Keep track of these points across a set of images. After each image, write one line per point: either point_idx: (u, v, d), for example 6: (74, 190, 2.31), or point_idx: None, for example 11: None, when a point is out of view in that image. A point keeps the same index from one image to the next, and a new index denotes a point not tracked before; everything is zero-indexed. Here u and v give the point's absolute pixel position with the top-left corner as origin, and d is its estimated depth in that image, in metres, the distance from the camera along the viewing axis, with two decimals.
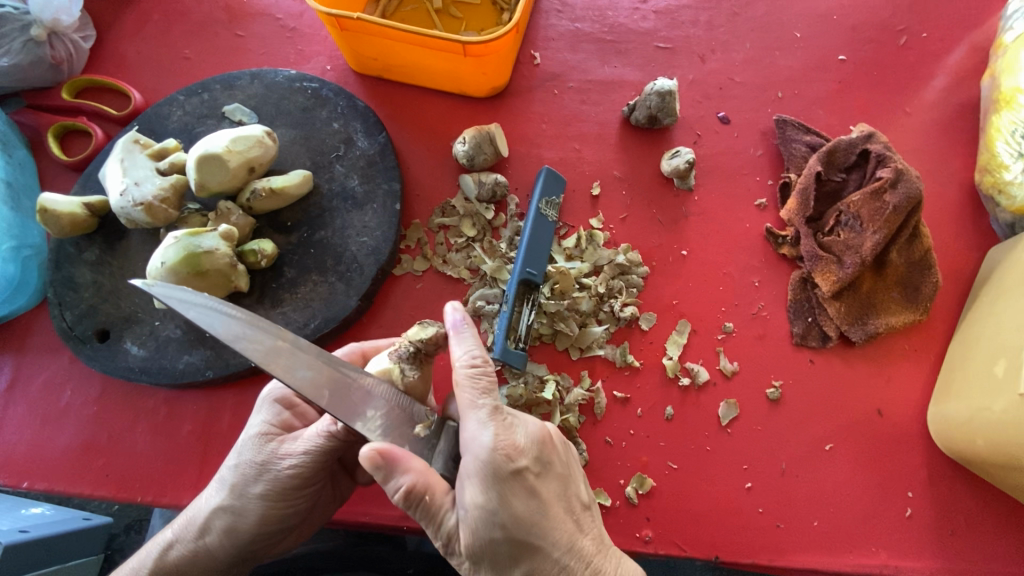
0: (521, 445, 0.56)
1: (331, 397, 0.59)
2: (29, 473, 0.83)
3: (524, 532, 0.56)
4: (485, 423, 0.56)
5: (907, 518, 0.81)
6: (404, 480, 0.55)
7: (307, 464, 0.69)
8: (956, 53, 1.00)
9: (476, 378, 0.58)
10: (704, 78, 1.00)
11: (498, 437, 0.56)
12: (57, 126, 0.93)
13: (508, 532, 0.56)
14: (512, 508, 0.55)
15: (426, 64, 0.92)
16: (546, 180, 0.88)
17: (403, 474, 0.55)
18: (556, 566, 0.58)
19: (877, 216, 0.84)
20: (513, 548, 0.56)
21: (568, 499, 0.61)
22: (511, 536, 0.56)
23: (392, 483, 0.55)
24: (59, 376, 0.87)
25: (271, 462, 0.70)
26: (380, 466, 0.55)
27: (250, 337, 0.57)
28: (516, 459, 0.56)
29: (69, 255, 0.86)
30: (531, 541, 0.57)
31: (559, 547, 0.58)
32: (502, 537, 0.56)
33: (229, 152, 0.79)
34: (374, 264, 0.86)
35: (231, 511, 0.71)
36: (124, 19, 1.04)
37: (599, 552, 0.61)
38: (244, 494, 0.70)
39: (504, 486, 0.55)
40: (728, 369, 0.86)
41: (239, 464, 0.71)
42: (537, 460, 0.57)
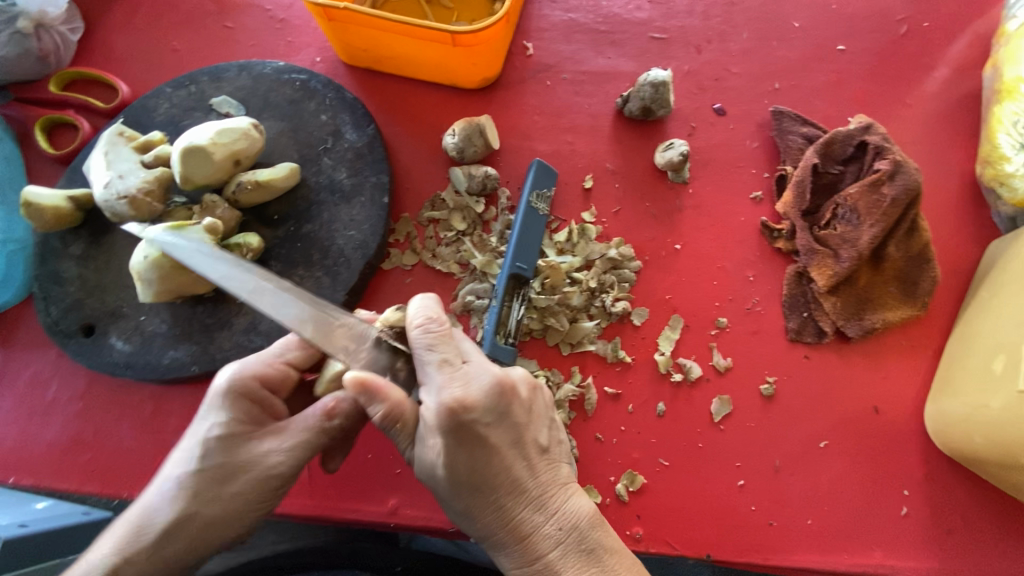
0: (470, 401, 0.57)
1: (315, 331, 0.62)
2: (16, 468, 0.83)
3: (466, 477, 0.59)
4: (437, 376, 0.58)
5: (903, 517, 0.79)
6: (381, 408, 0.58)
7: (299, 459, 0.66)
8: (958, 42, 0.98)
9: (420, 339, 0.60)
10: (700, 69, 0.98)
11: (447, 389, 0.57)
12: (44, 118, 0.93)
13: (451, 472, 0.59)
14: (455, 453, 0.58)
15: (415, 55, 0.91)
16: (537, 173, 0.87)
17: (381, 402, 0.58)
18: (496, 505, 0.61)
19: (873, 209, 0.83)
20: (458, 485, 0.60)
21: (522, 446, 0.63)
22: (454, 477, 0.59)
23: (372, 407, 0.59)
24: (46, 370, 0.86)
25: (256, 460, 0.64)
26: (362, 393, 0.58)
27: (234, 277, 0.66)
28: (464, 412, 0.57)
29: (55, 249, 0.85)
30: (472, 483, 0.60)
31: (501, 489, 0.61)
32: (446, 478, 0.59)
33: (215, 144, 0.78)
34: (362, 258, 0.84)
35: (206, 519, 0.63)
36: (112, 10, 1.03)
37: (544, 492, 0.64)
38: (215, 498, 0.63)
39: (455, 434, 0.57)
40: (721, 364, 0.84)
41: (205, 467, 0.63)
42: (488, 412, 0.59)
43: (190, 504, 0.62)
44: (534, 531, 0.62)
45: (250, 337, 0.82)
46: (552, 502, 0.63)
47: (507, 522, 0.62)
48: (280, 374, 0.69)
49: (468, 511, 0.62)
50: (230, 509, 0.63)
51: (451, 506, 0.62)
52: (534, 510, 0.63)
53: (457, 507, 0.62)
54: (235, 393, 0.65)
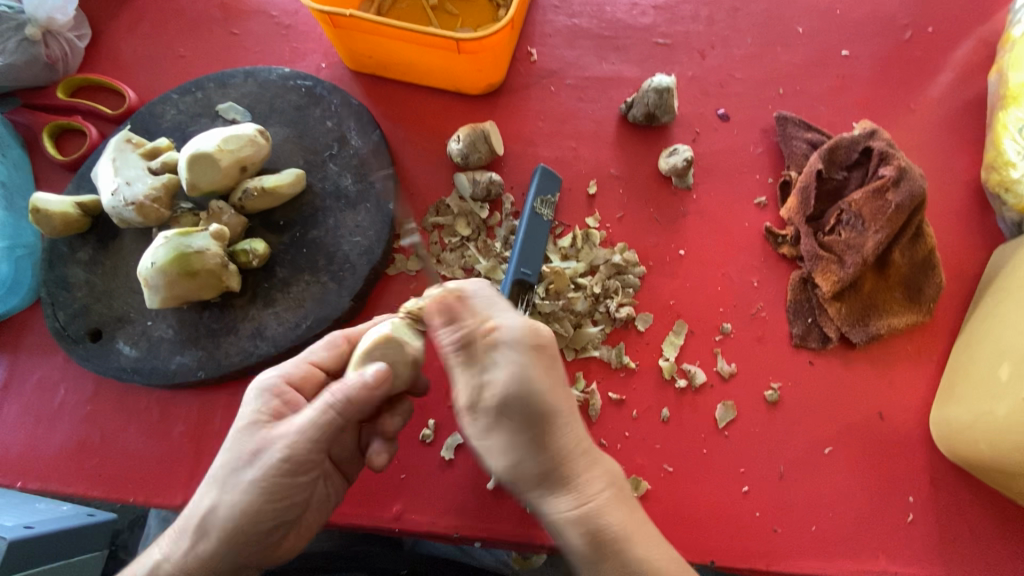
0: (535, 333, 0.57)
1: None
2: (24, 472, 0.83)
3: (541, 401, 0.54)
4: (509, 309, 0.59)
5: (909, 524, 0.79)
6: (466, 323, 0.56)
7: (306, 450, 0.61)
8: (962, 48, 0.98)
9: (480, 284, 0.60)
10: (704, 74, 0.98)
11: (513, 321, 0.56)
12: (52, 124, 0.93)
13: (528, 394, 0.54)
14: (529, 376, 0.54)
15: (420, 61, 0.91)
16: (542, 179, 0.87)
17: (468, 316, 0.57)
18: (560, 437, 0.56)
19: (878, 215, 0.83)
20: (530, 409, 0.54)
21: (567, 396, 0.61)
22: (533, 394, 0.54)
23: (448, 327, 0.57)
24: (53, 375, 0.87)
25: (266, 451, 0.61)
26: (448, 304, 0.57)
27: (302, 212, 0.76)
28: (538, 339, 0.57)
29: (63, 254, 0.86)
30: (542, 410, 0.54)
31: (565, 422, 0.57)
32: (524, 394, 0.54)
33: (221, 151, 0.79)
34: (367, 264, 0.85)
35: (222, 516, 0.61)
36: (119, 17, 1.04)
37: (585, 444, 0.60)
38: (235, 488, 0.61)
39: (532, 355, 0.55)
40: (725, 370, 0.84)
41: (228, 457, 0.62)
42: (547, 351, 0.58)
43: (214, 493, 0.62)
44: (586, 469, 0.57)
45: (256, 343, 0.82)
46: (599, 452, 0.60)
47: (568, 459, 0.56)
48: (303, 373, 0.67)
49: (535, 444, 0.55)
50: (242, 506, 0.61)
51: (514, 438, 0.54)
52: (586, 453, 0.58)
53: (525, 437, 0.55)
54: (260, 392, 0.65)
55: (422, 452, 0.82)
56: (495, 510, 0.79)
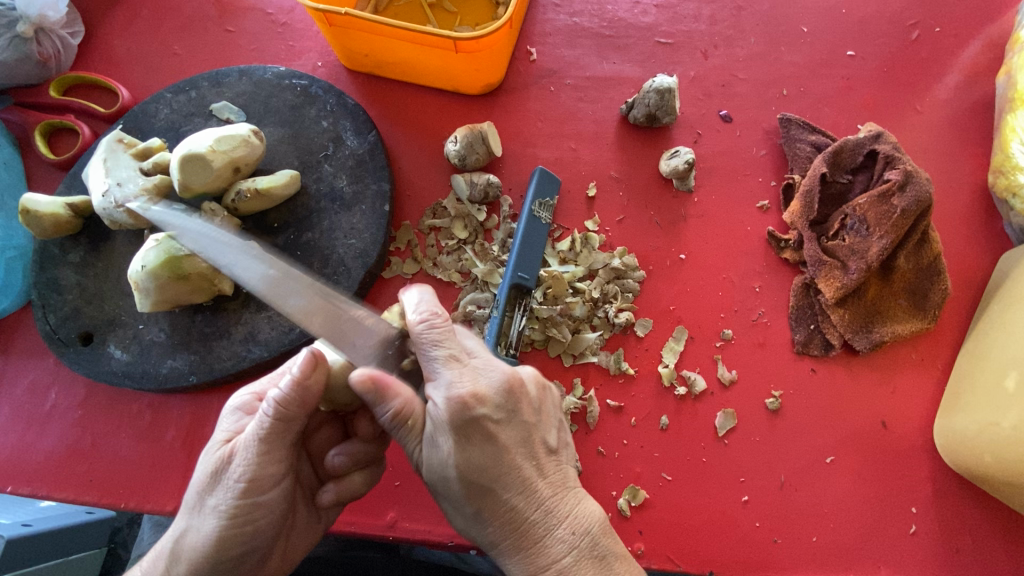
0: (480, 394, 0.56)
1: (323, 324, 0.62)
2: (14, 477, 0.82)
3: (478, 474, 0.57)
4: (441, 371, 0.57)
5: (911, 536, 0.78)
6: (390, 407, 0.56)
7: (259, 464, 0.59)
8: (970, 49, 0.96)
9: (428, 332, 0.57)
10: (706, 74, 0.96)
11: (457, 384, 0.56)
12: (44, 123, 0.92)
13: (461, 470, 0.56)
14: (467, 450, 0.56)
15: (418, 60, 0.89)
16: (540, 181, 0.86)
17: (392, 400, 0.56)
18: (505, 506, 0.58)
19: (883, 220, 0.81)
20: (471, 485, 0.57)
21: (530, 445, 0.60)
22: (464, 472, 0.56)
23: (382, 405, 0.56)
24: (45, 379, 0.86)
25: (222, 470, 0.60)
26: (370, 390, 0.55)
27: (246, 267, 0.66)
28: (474, 406, 0.56)
29: (54, 256, 0.85)
30: (485, 481, 0.57)
31: (509, 488, 0.58)
32: (455, 476, 0.56)
33: (213, 152, 0.77)
34: (362, 267, 0.83)
35: (192, 543, 0.60)
36: (113, 14, 1.02)
37: (556, 496, 0.60)
38: (203, 511, 0.60)
39: (461, 431, 0.55)
40: (726, 377, 0.83)
41: (198, 478, 0.61)
42: (497, 409, 0.57)
43: (185, 519, 0.61)
44: (544, 533, 0.59)
45: (248, 348, 0.81)
46: (562, 507, 0.60)
47: (517, 525, 0.58)
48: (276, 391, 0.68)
49: (479, 515, 0.58)
50: (207, 530, 0.60)
51: (459, 509, 0.59)
52: (545, 513, 0.59)
53: (466, 510, 0.58)
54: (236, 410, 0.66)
55: None
56: None
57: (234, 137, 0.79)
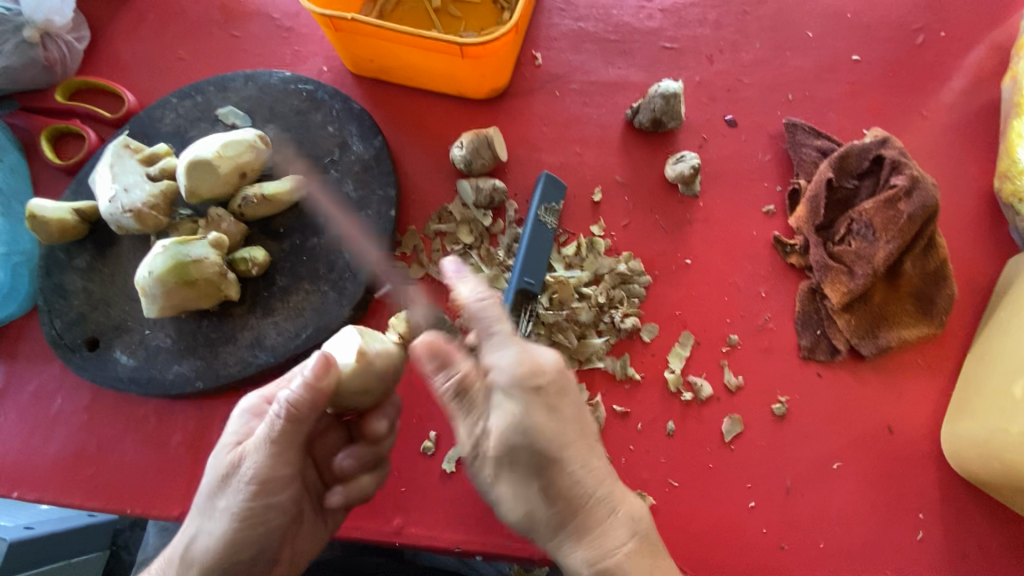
0: (543, 365, 0.57)
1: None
2: (20, 481, 0.82)
3: (550, 446, 0.55)
4: (505, 345, 0.56)
5: (918, 541, 0.78)
6: (454, 373, 0.57)
7: (270, 466, 0.59)
8: (976, 53, 0.96)
9: (486, 309, 0.57)
10: (711, 79, 0.96)
11: (524, 355, 0.56)
12: (50, 128, 0.92)
13: (534, 442, 0.55)
14: (537, 420, 0.55)
15: (424, 65, 0.89)
16: (546, 186, 0.86)
17: (455, 364, 0.58)
18: (572, 482, 0.57)
19: (891, 225, 0.81)
20: (540, 457, 0.55)
21: (584, 425, 0.61)
22: (536, 441, 0.55)
23: (443, 373, 0.58)
24: (51, 383, 0.86)
25: (232, 472, 0.60)
26: (436, 355, 0.58)
27: None
28: (541, 377, 0.56)
29: (60, 261, 0.85)
30: (556, 455, 0.55)
31: (574, 462, 0.57)
32: (527, 445, 0.54)
33: (220, 157, 0.77)
34: (368, 272, 0.83)
35: (202, 544, 0.60)
36: (119, 19, 1.03)
37: (609, 478, 0.60)
38: (213, 513, 0.60)
39: (530, 399, 0.55)
40: (732, 382, 0.83)
41: (206, 480, 0.61)
42: (557, 383, 0.58)
43: (194, 521, 0.61)
44: (606, 511, 0.58)
45: (255, 353, 0.81)
46: (617, 490, 0.60)
47: (582, 502, 0.57)
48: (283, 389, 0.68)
49: (546, 493, 0.56)
50: (217, 532, 0.59)
51: (525, 488, 0.56)
52: (605, 492, 0.59)
53: (533, 488, 0.56)
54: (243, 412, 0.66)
55: (422, 465, 0.80)
56: (499, 524, 0.78)
57: (240, 142, 0.79)
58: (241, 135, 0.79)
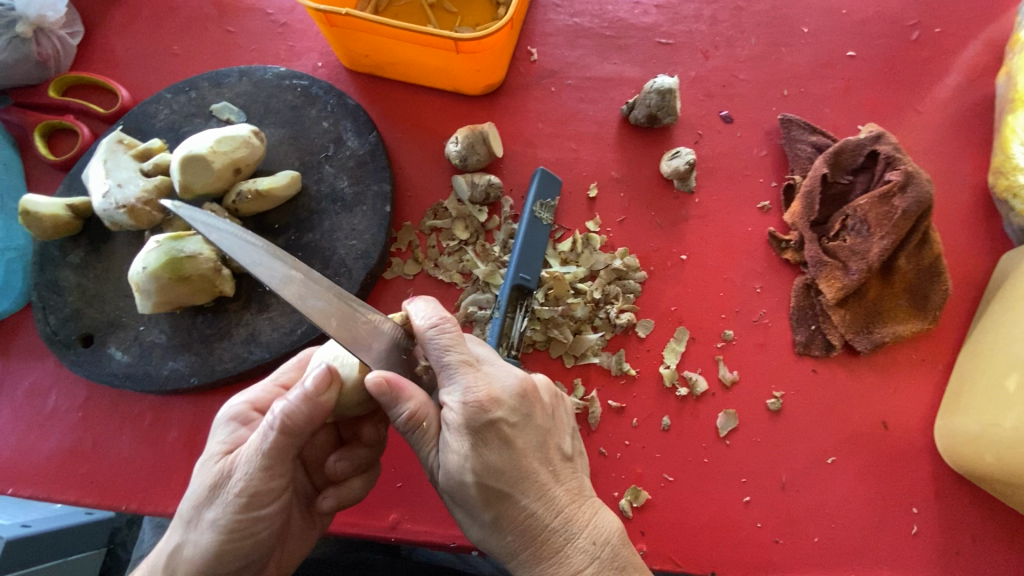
0: (497, 396, 0.57)
1: (340, 327, 0.57)
2: (15, 479, 0.82)
3: (496, 479, 0.57)
4: (454, 378, 0.56)
5: (913, 536, 0.78)
6: (405, 408, 0.56)
7: (260, 479, 0.58)
8: (970, 49, 0.96)
9: (437, 339, 0.57)
10: (707, 75, 0.96)
11: (472, 389, 0.56)
12: (43, 124, 0.91)
13: (480, 475, 0.56)
14: (484, 454, 0.56)
15: (419, 61, 0.89)
16: (541, 181, 0.86)
17: (405, 401, 0.56)
18: (524, 512, 0.58)
19: (884, 221, 0.81)
20: (488, 491, 0.57)
21: (545, 450, 0.61)
22: (481, 476, 0.56)
23: (397, 408, 0.57)
24: (46, 380, 0.86)
25: (223, 481, 0.59)
26: (385, 392, 0.56)
27: (267, 265, 0.55)
28: (491, 411, 0.56)
29: (54, 257, 0.84)
30: (503, 487, 0.57)
31: (527, 493, 0.58)
32: (472, 481, 0.56)
33: (214, 152, 0.77)
34: (363, 268, 0.83)
35: (189, 555, 0.59)
36: (112, 14, 1.02)
37: (573, 503, 0.61)
38: (200, 523, 0.59)
39: (477, 436, 0.56)
40: (727, 378, 0.83)
41: (195, 488, 0.60)
42: (513, 412, 0.57)
43: (180, 531, 0.60)
44: (564, 541, 0.58)
45: (249, 349, 0.81)
46: (581, 515, 0.60)
47: (535, 532, 0.58)
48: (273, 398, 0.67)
49: (498, 523, 0.58)
50: (204, 545, 0.58)
51: (477, 517, 0.58)
52: (564, 521, 0.59)
53: (484, 518, 0.58)
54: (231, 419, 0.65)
55: (418, 461, 0.80)
56: None
57: (236, 135, 0.79)
58: (236, 128, 0.80)
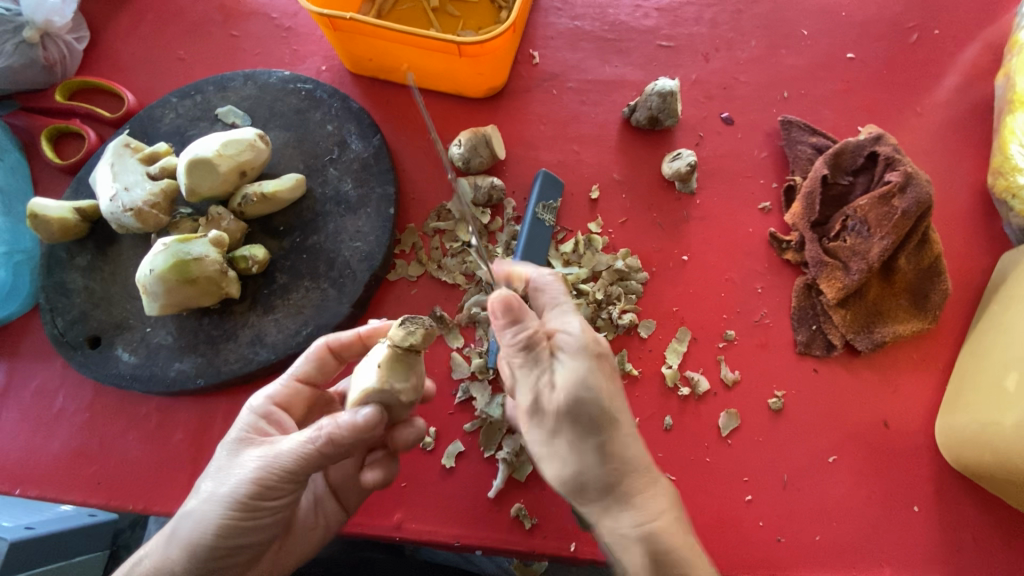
0: (605, 339, 0.61)
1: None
2: (22, 479, 0.83)
3: (610, 407, 0.57)
4: (571, 314, 0.62)
5: (913, 534, 0.79)
6: (528, 325, 0.58)
7: (278, 472, 0.59)
8: (969, 51, 0.97)
9: (552, 286, 0.64)
10: (707, 77, 0.97)
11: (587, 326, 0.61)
12: (50, 127, 0.92)
13: (596, 398, 0.56)
14: (601, 377, 0.58)
15: (422, 64, 0.90)
16: (543, 184, 0.87)
17: (527, 319, 0.59)
18: (624, 447, 0.58)
19: (884, 221, 0.82)
20: (599, 415, 0.57)
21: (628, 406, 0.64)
22: (599, 395, 0.56)
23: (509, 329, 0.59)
24: (53, 381, 0.86)
25: (242, 467, 0.60)
26: (512, 309, 0.58)
27: None
28: (601, 346, 0.60)
29: (61, 260, 0.85)
30: (612, 416, 0.57)
31: (628, 431, 0.59)
32: (590, 400, 0.56)
33: (220, 156, 0.78)
34: (367, 270, 0.84)
35: (190, 527, 0.59)
36: (118, 19, 1.03)
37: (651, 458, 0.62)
38: (209, 499, 0.60)
39: (595, 362, 0.58)
40: (729, 378, 0.84)
41: (215, 466, 0.62)
42: (613, 357, 0.61)
43: (191, 502, 0.61)
44: (649, 482, 0.60)
45: (255, 350, 0.81)
46: (659, 469, 0.61)
47: (631, 469, 0.58)
48: (289, 393, 0.69)
49: (602, 450, 0.57)
50: (207, 519, 0.59)
51: (583, 441, 0.57)
52: (650, 469, 0.60)
53: (592, 442, 0.57)
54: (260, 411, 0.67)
55: (422, 460, 0.81)
56: (499, 519, 0.79)
57: (244, 137, 0.80)
58: (247, 130, 0.81)
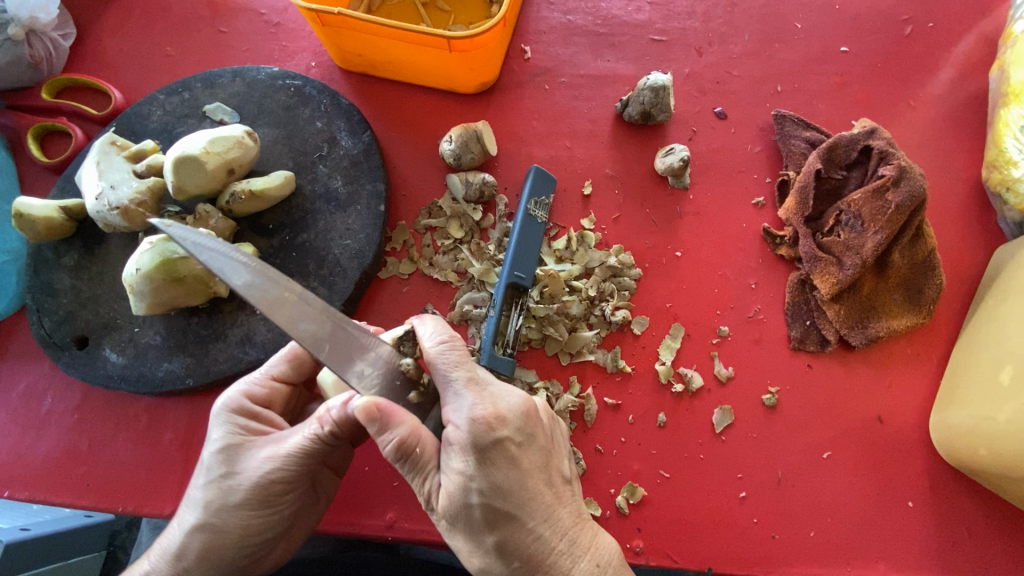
0: (502, 415, 0.56)
1: (332, 352, 0.57)
2: (10, 482, 0.82)
3: (503, 501, 0.56)
4: (462, 393, 0.57)
5: (908, 529, 0.78)
6: (396, 435, 0.55)
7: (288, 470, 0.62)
8: (963, 44, 0.96)
9: (445, 355, 0.58)
10: (701, 71, 0.96)
11: (479, 407, 0.56)
12: (36, 126, 0.91)
13: (485, 497, 0.55)
14: (492, 474, 0.55)
15: (411, 60, 0.89)
16: (535, 180, 0.86)
17: (395, 427, 0.55)
18: (531, 535, 0.57)
19: (878, 215, 0.81)
20: (493, 513, 0.56)
21: (549, 472, 0.61)
22: (488, 493, 0.55)
23: (384, 436, 0.55)
24: (41, 382, 0.86)
25: (245, 473, 0.62)
26: (375, 419, 0.54)
27: (260, 286, 0.56)
28: (497, 429, 0.56)
29: (48, 259, 0.84)
30: (508, 510, 0.56)
31: (535, 514, 0.58)
32: (479, 503, 0.55)
33: (207, 153, 0.77)
34: (357, 268, 0.83)
35: (210, 537, 0.63)
36: (104, 15, 1.02)
37: (576, 525, 0.61)
38: (222, 508, 0.62)
39: (481, 456, 0.55)
40: (722, 374, 0.83)
41: (212, 478, 0.63)
42: (518, 432, 0.57)
43: (204, 514, 0.63)
44: (569, 564, 0.58)
45: (245, 349, 0.81)
46: (585, 538, 0.60)
47: (540, 555, 0.58)
48: (266, 391, 0.69)
49: (501, 547, 0.56)
50: (232, 525, 0.62)
51: (479, 541, 0.57)
52: (569, 544, 0.59)
53: (487, 541, 0.56)
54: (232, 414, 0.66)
55: None
56: None
57: (229, 138, 0.78)
58: (232, 129, 0.79)
